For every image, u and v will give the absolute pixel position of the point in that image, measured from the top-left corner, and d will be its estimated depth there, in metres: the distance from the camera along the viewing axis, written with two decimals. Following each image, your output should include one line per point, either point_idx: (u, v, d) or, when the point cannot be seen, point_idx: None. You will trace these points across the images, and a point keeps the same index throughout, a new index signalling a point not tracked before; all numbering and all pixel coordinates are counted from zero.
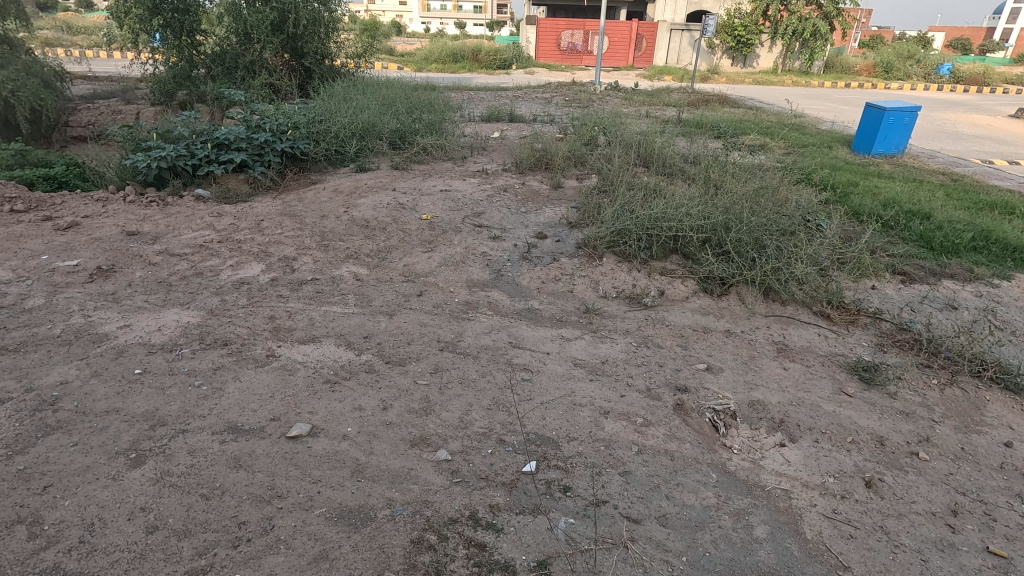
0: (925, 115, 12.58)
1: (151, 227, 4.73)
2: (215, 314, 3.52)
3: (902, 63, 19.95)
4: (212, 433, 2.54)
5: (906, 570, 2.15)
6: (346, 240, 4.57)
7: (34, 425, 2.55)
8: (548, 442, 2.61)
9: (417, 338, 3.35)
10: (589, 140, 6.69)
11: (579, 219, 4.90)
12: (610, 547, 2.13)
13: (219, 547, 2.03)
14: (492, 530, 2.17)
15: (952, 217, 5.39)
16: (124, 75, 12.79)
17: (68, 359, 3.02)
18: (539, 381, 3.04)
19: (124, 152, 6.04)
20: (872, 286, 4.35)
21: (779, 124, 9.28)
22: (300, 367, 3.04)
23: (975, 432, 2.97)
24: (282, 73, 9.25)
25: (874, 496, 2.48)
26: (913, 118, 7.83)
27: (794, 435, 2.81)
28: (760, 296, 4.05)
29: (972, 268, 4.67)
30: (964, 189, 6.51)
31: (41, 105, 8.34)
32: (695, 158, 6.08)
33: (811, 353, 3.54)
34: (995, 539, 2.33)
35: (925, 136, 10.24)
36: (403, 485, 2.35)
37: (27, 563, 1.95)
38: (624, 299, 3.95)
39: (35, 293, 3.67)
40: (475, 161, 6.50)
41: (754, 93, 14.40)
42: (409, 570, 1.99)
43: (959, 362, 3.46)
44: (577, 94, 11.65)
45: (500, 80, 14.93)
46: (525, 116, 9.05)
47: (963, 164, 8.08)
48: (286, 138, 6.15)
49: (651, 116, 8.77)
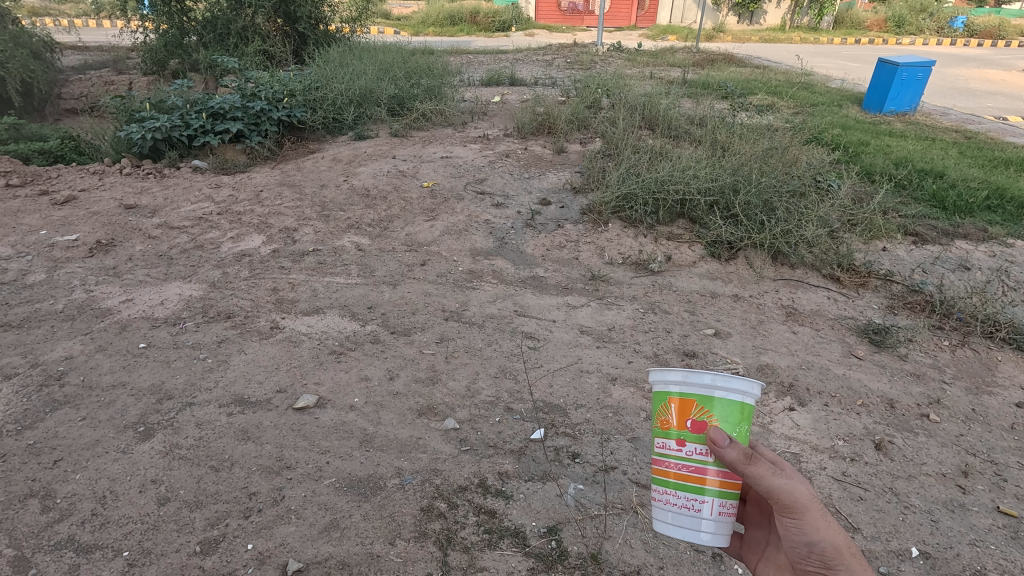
0: (938, 71, 12.20)
1: (149, 200, 4.65)
2: (217, 287, 3.48)
3: (914, 18, 19.31)
4: (219, 406, 2.54)
5: (915, 530, 2.15)
6: (347, 210, 4.50)
7: (41, 400, 2.55)
8: (556, 410, 2.60)
9: (422, 308, 3.32)
10: (592, 103, 6.53)
11: (584, 183, 4.80)
12: (619, 512, 2.14)
13: (231, 518, 2.04)
14: (501, 498, 2.18)
15: (966, 176, 5.27)
16: (114, 45, 12.45)
17: (73, 334, 3.00)
18: (546, 350, 3.01)
19: (119, 124, 5.93)
20: (883, 249, 4.27)
21: (788, 83, 9.03)
22: (305, 339, 3.02)
23: (986, 393, 2.95)
24: (276, 39, 9.03)
25: (883, 458, 2.47)
26: (926, 73, 7.59)
27: (803, 398, 2.78)
28: (769, 260, 3.98)
29: (986, 228, 4.58)
30: (978, 147, 6.35)
31: (31, 77, 8.17)
32: (702, 120, 5.93)
33: (821, 316, 3.49)
34: (1005, 499, 2.32)
35: (939, 93, 9.96)
36: (411, 454, 2.35)
37: (42, 536, 1.97)
38: (630, 265, 3.89)
39: (35, 269, 3.63)
40: (476, 127, 6.35)
41: (762, 51, 14.01)
42: (420, 538, 2.00)
43: (971, 323, 3.42)
44: (579, 56, 11.36)
45: (500, 43, 14.54)
46: (526, 80, 8.80)
47: (977, 121, 7.87)
48: (283, 106, 6.02)
49: (656, 78, 8.55)
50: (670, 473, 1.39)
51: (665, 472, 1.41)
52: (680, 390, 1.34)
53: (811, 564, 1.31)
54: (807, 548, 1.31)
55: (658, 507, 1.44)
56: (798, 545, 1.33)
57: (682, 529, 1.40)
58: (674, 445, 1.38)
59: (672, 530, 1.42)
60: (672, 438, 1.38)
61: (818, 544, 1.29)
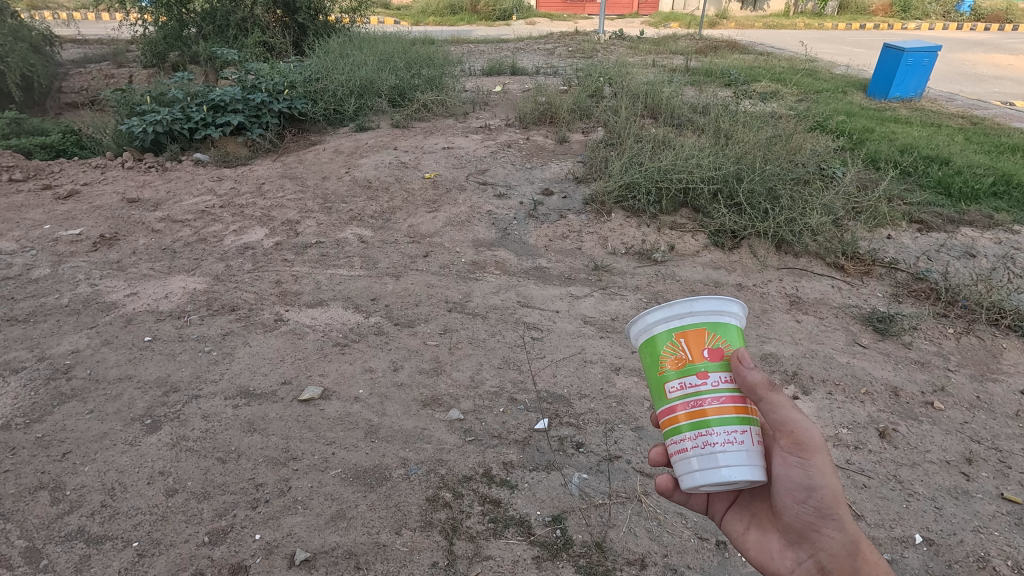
0: (945, 56, 12.05)
1: (151, 194, 4.65)
2: (221, 280, 3.49)
3: (920, 2, 19.07)
4: (225, 398, 2.55)
5: (919, 518, 2.16)
6: (349, 202, 4.49)
7: (49, 393, 2.57)
8: (560, 400, 2.61)
9: (426, 299, 3.32)
10: (594, 92, 6.48)
11: (586, 173, 4.77)
12: (623, 501, 2.15)
13: (239, 509, 2.06)
14: (506, 487, 2.19)
15: (972, 162, 5.23)
16: (113, 37, 12.41)
17: (78, 328, 3.02)
18: (549, 340, 3.01)
19: (120, 118, 5.92)
20: (888, 236, 4.25)
21: (792, 70, 8.94)
22: (309, 331, 3.03)
23: (991, 380, 2.94)
24: (276, 31, 8.96)
25: (887, 446, 2.48)
26: (932, 59, 7.51)
27: (807, 387, 2.78)
28: (773, 249, 3.97)
29: (992, 215, 4.55)
30: (984, 133, 6.29)
31: (31, 71, 8.15)
32: (705, 108, 5.89)
33: (825, 305, 3.48)
34: (1009, 486, 2.33)
35: (945, 78, 9.85)
36: (416, 445, 2.36)
37: (53, 528, 1.99)
38: (633, 255, 3.88)
39: (40, 263, 3.65)
40: (478, 117, 6.31)
41: (765, 38, 13.87)
42: (426, 527, 2.02)
43: (976, 311, 3.41)
44: (580, 44, 11.27)
45: (501, 32, 14.43)
46: (528, 69, 8.73)
47: (983, 107, 7.79)
48: (284, 98, 5.99)
49: (659, 66, 8.47)
50: (683, 414, 1.25)
51: (675, 419, 1.27)
52: (685, 320, 1.25)
53: (804, 509, 1.34)
54: (807, 493, 1.33)
55: (680, 459, 1.27)
56: (797, 489, 1.34)
57: (713, 473, 1.23)
58: (693, 380, 1.25)
59: (705, 481, 1.24)
60: (688, 374, 1.25)
61: (819, 490, 1.33)
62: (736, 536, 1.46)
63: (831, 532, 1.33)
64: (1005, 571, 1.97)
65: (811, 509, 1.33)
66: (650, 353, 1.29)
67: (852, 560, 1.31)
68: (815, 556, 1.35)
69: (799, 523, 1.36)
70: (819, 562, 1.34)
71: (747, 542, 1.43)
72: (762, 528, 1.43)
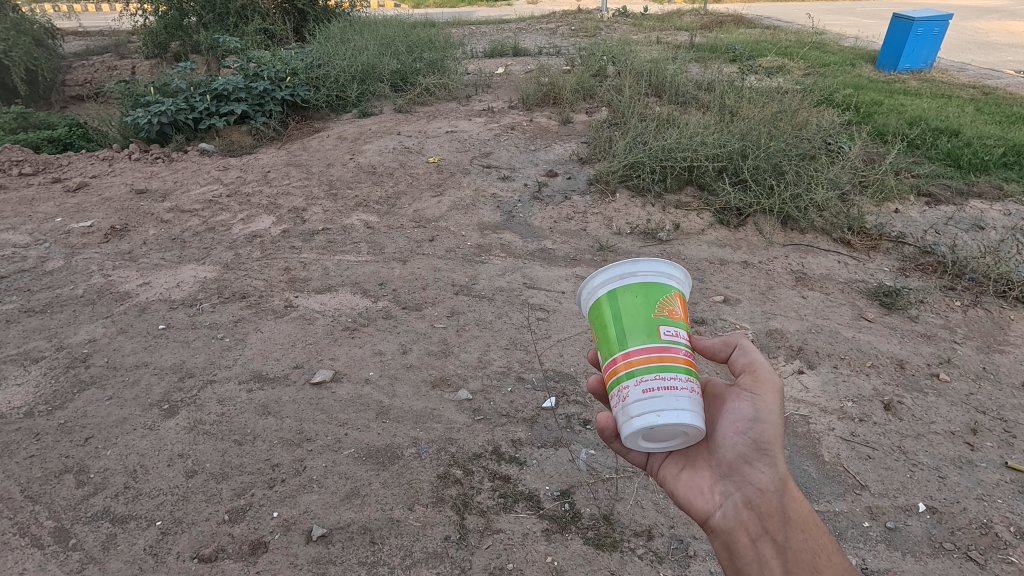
0: (957, 25, 11.72)
1: (159, 184, 4.70)
2: (231, 268, 3.54)
3: None
4: (239, 382, 2.61)
5: (923, 487, 2.19)
6: (354, 188, 4.50)
7: (69, 382, 2.64)
8: (567, 378, 2.65)
9: (432, 283, 3.35)
10: (597, 70, 6.42)
11: (590, 154, 4.76)
12: (631, 475, 2.19)
13: (256, 488, 2.13)
14: (515, 464, 2.24)
15: (982, 133, 5.17)
16: (115, 28, 12.42)
17: (94, 317, 3.08)
18: (555, 320, 3.04)
19: (124, 109, 5.94)
20: (896, 211, 4.22)
21: (799, 43, 8.78)
22: (319, 317, 3.08)
23: (997, 351, 2.95)
24: (275, 17, 8.88)
25: (892, 418, 2.50)
26: (942, 28, 7.37)
27: (812, 361, 2.80)
28: (779, 225, 3.95)
29: (1002, 186, 4.49)
30: (995, 103, 6.17)
31: (35, 65, 8.16)
32: (710, 85, 5.83)
33: (830, 280, 3.48)
34: (1014, 454, 2.35)
35: (958, 48, 9.61)
36: (426, 424, 2.41)
37: (79, 509, 2.07)
38: (638, 235, 3.86)
39: (53, 255, 3.71)
40: (480, 100, 6.28)
41: (771, 11, 13.58)
42: (438, 503, 2.08)
43: (984, 283, 3.40)
44: (583, 23, 11.09)
45: (500, 13, 14.19)
46: (530, 50, 8.66)
47: (996, 76, 7.62)
48: (286, 85, 5.98)
49: (663, 42, 8.37)
50: (675, 356, 1.25)
51: (671, 357, 1.25)
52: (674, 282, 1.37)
53: (742, 441, 1.39)
54: (749, 425, 1.39)
55: (666, 397, 1.20)
56: (740, 421, 1.40)
57: (689, 416, 1.21)
58: (685, 335, 1.32)
59: (685, 418, 1.20)
60: (681, 328, 1.32)
61: (759, 422, 1.38)
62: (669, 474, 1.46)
63: (762, 470, 1.36)
64: (1007, 536, 2.01)
65: (749, 442, 1.39)
66: (645, 296, 1.31)
67: (781, 498, 1.34)
68: (743, 490, 1.37)
69: (733, 458, 1.39)
70: (746, 498, 1.36)
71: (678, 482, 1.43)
72: (694, 467, 1.44)
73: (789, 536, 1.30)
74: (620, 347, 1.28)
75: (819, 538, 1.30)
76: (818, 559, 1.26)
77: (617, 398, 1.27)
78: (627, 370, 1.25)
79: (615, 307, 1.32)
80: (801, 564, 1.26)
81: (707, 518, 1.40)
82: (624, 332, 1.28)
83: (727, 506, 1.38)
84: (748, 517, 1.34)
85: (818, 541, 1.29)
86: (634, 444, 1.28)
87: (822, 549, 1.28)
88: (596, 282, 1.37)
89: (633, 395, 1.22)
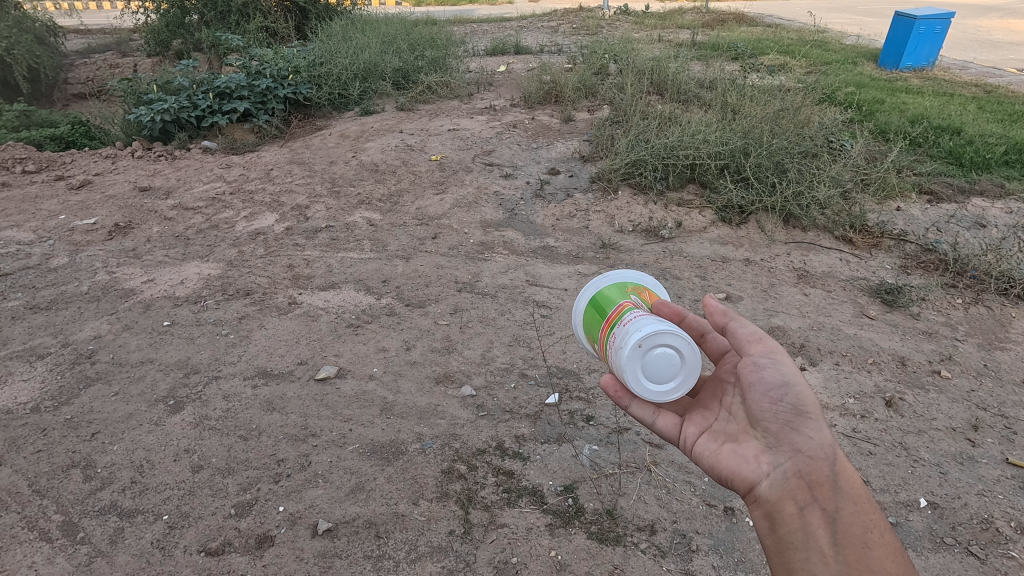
0: (959, 23, 11.67)
1: (162, 182, 4.71)
2: (234, 266, 3.55)
3: None
4: (244, 378, 2.63)
5: (924, 482, 2.20)
6: (357, 185, 4.51)
7: (75, 377, 2.66)
8: (570, 375, 2.66)
9: (435, 280, 3.37)
10: (599, 68, 6.42)
11: (592, 151, 4.77)
12: (633, 471, 2.21)
13: (262, 483, 2.15)
14: (518, 459, 2.25)
15: (984, 131, 5.17)
16: (116, 26, 12.44)
17: (99, 314, 3.10)
18: (558, 317, 3.05)
19: (127, 107, 5.96)
20: (897, 209, 4.22)
21: (801, 41, 8.77)
22: (322, 314, 3.09)
23: (998, 348, 2.96)
24: (277, 15, 8.88)
25: (894, 415, 2.51)
26: (945, 26, 7.38)
27: (814, 358, 2.81)
28: (781, 223, 3.96)
29: (1003, 184, 4.50)
30: (997, 101, 6.17)
31: (37, 62, 8.16)
32: (712, 83, 5.83)
33: (832, 278, 3.49)
34: (1015, 451, 2.36)
35: (961, 46, 9.59)
36: (430, 420, 2.43)
37: (86, 503, 2.09)
38: (641, 232, 3.88)
39: (58, 252, 3.72)
40: (482, 98, 6.28)
41: (773, 8, 13.54)
42: (442, 498, 2.09)
43: (985, 281, 3.40)
44: (585, 21, 11.05)
45: (502, 12, 14.13)
46: (532, 48, 8.65)
47: (999, 75, 7.61)
48: (288, 83, 6.00)
49: (664, 41, 8.37)
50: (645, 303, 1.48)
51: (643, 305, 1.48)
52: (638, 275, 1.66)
53: (781, 409, 1.38)
54: (782, 392, 1.39)
55: (644, 321, 1.40)
56: (772, 389, 1.40)
57: (668, 330, 1.38)
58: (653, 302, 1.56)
59: (665, 331, 1.37)
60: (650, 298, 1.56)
61: (794, 388, 1.39)
62: (711, 453, 1.45)
63: (807, 436, 1.35)
64: (1008, 531, 2.02)
65: (788, 408, 1.38)
66: (615, 282, 1.59)
67: (831, 465, 1.30)
68: (793, 460, 1.34)
69: (777, 428, 1.38)
70: (795, 467, 1.33)
71: (721, 455, 1.42)
72: (737, 443, 1.43)
73: (839, 506, 1.25)
74: (603, 317, 1.53)
75: (871, 514, 1.25)
76: (870, 535, 1.22)
77: (612, 348, 1.45)
78: (613, 323, 1.47)
79: (594, 294, 1.60)
80: (853, 539, 1.21)
81: (751, 488, 1.36)
82: (604, 304, 1.54)
83: (775, 475, 1.34)
84: (796, 485, 1.30)
85: (870, 516, 1.24)
86: (638, 379, 1.40)
87: (874, 526, 1.23)
88: (579, 297, 1.68)
89: (620, 331, 1.42)
